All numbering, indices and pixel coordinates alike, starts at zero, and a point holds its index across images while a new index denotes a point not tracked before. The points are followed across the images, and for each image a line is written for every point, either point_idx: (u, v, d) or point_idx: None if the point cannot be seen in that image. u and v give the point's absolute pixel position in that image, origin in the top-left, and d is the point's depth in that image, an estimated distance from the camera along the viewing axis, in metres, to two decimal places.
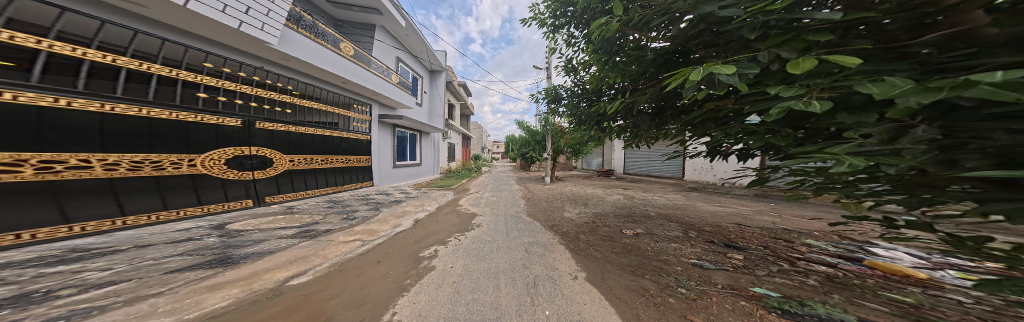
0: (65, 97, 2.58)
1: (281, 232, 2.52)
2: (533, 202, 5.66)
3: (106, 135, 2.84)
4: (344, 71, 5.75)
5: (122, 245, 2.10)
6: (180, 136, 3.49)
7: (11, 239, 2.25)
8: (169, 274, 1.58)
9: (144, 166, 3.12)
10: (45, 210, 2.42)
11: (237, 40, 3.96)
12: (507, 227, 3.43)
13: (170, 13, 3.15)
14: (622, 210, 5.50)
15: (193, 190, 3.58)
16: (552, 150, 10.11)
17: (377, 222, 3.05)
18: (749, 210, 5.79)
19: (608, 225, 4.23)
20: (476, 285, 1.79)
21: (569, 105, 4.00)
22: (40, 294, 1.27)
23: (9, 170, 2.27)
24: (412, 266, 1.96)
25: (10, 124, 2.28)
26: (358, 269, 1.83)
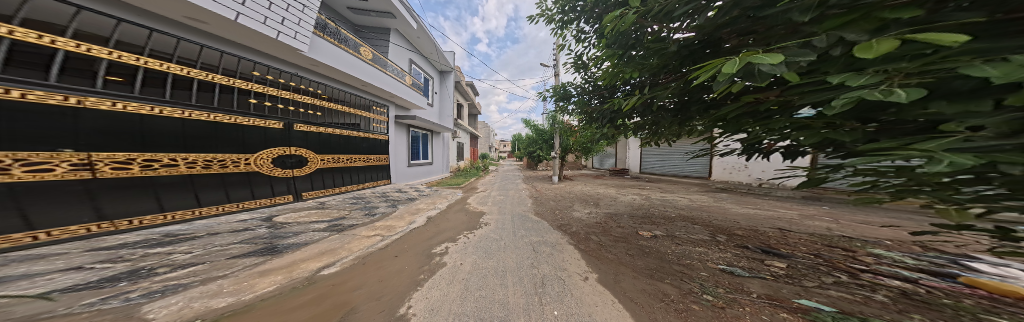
0: (158, 106, 3.26)
1: (314, 225, 2.88)
2: (541, 202, 5.60)
3: (187, 139, 3.51)
4: (364, 74, 6.17)
5: (201, 232, 2.60)
6: (239, 138, 4.12)
7: (127, 223, 2.92)
8: (231, 259, 1.92)
9: (214, 164, 3.78)
10: (148, 201, 3.09)
11: (276, 49, 4.45)
12: (514, 226, 3.47)
13: (223, 25, 3.65)
14: (638, 211, 5.20)
15: (248, 185, 4.23)
16: (561, 149, 9.87)
17: (394, 218, 3.31)
18: (795, 214, 5.07)
19: (622, 225, 4.06)
20: (484, 282, 1.87)
21: (580, 102, 3.81)
22: (145, 271, 1.65)
23: (125, 166, 2.95)
24: (425, 261, 2.11)
25: (123, 130, 2.96)
26: (378, 262, 2.04)
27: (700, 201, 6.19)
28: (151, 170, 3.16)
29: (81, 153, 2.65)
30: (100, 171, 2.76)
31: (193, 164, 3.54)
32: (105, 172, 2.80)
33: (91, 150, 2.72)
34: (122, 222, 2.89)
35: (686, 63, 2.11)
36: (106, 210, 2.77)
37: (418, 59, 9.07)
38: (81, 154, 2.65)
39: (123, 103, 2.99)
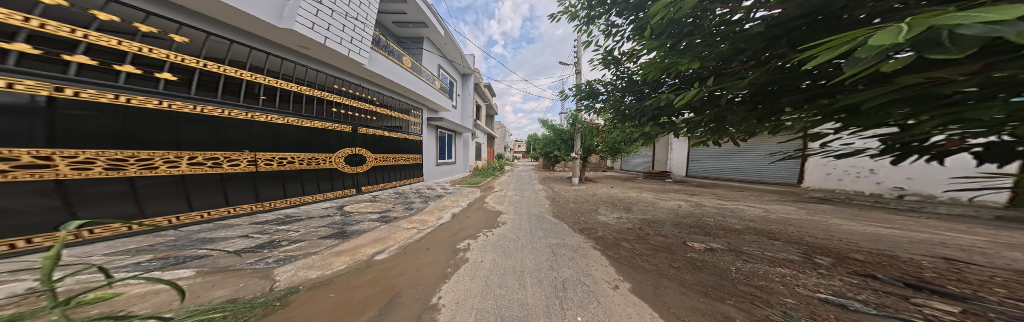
0: (284, 118, 4.46)
1: (370, 216, 3.64)
2: (560, 203, 5.38)
3: (297, 141, 4.65)
4: (407, 81, 7.08)
5: (306, 215, 3.65)
6: (326, 140, 5.19)
7: (268, 205, 4.26)
8: (320, 239, 2.66)
9: (312, 162, 4.93)
10: (277, 189, 4.37)
11: (348, 65, 5.50)
12: (532, 226, 3.48)
13: (318, 50, 4.75)
14: (686, 219, 4.38)
15: (331, 179, 5.34)
16: (581, 149, 9.24)
17: (425, 213, 3.82)
18: (979, 240, 3.28)
19: (664, 234, 3.52)
20: (504, 280, 1.94)
21: (611, 100, 3.38)
22: (275, 243, 2.48)
23: (268, 163, 4.24)
24: (450, 256, 2.38)
25: (268, 136, 4.23)
26: (414, 254, 2.42)
27: (779, 213, 4.72)
28: (279, 164, 4.38)
29: (244, 153, 3.93)
30: (253, 164, 4.05)
31: (300, 162, 4.72)
32: (255, 164, 4.07)
33: (249, 151, 3.99)
34: (266, 203, 4.22)
35: (778, 45, 1.63)
36: (258, 193, 4.12)
37: (445, 63, 9.70)
38: (244, 154, 3.93)
39: (263, 115, 4.17)
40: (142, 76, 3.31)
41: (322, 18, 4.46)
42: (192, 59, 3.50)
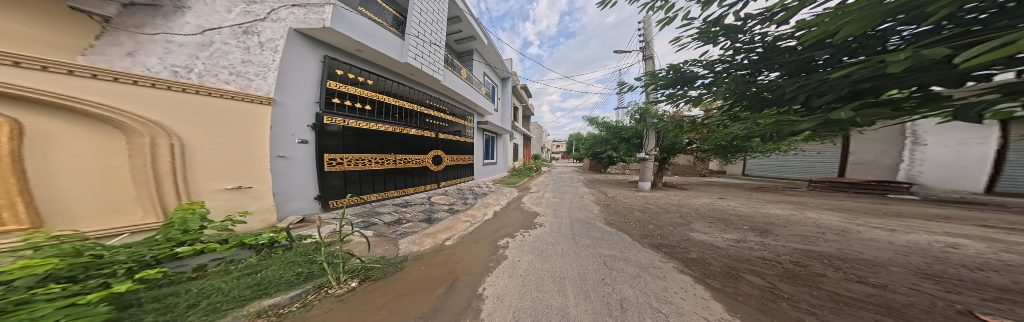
0: (415, 130, 6.08)
1: (442, 206, 4.72)
2: (614, 209, 4.46)
3: (417, 145, 6.20)
4: (469, 94, 8.07)
5: (412, 202, 5.21)
6: (431, 143, 6.72)
7: (404, 191, 5.78)
8: (418, 221, 3.74)
9: (422, 160, 6.41)
10: (407, 180, 5.86)
11: (437, 85, 6.59)
12: (574, 232, 3.11)
13: (419, 76, 5.79)
14: (948, 267, 2.13)
15: (424, 177, 6.49)
16: (653, 147, 7.49)
17: (474, 208, 4.41)
18: None
19: (847, 276, 1.96)
20: (542, 284, 1.89)
21: (728, 84, 2.28)
22: (396, 220, 3.79)
23: (405, 160, 5.77)
24: (492, 252, 2.62)
25: (406, 142, 5.79)
26: (467, 244, 2.87)
27: None
28: (406, 162, 5.77)
29: (392, 155, 5.37)
30: (396, 163, 5.50)
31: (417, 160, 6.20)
32: (394, 163, 5.44)
33: (395, 154, 5.46)
34: (403, 190, 5.76)
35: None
36: (399, 183, 5.62)
37: (489, 71, 10.36)
38: (391, 156, 5.34)
39: (399, 127, 5.64)
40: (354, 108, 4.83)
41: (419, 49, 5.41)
42: (377, 96, 5.12)
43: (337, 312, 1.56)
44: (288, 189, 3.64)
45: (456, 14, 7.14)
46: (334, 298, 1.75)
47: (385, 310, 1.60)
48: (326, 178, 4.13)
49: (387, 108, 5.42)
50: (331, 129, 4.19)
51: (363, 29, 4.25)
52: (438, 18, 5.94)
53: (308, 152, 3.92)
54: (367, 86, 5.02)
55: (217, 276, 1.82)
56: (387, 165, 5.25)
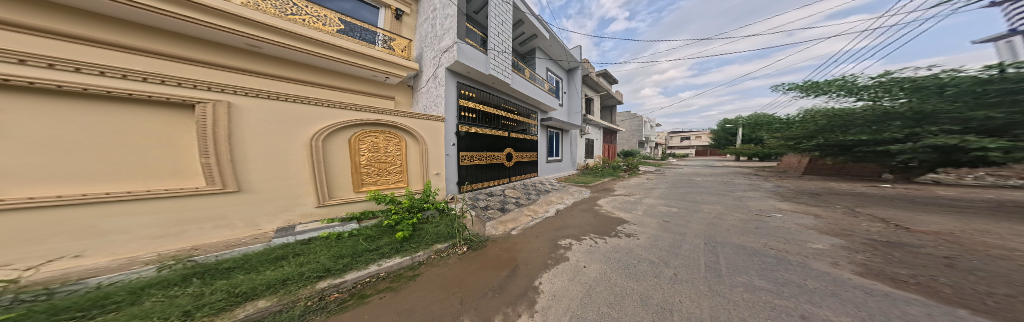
0: (507, 131, 5.59)
1: (526, 193, 4.91)
2: (882, 256, 1.71)
3: (507, 141, 5.53)
4: (543, 98, 6.80)
5: (496, 192, 4.75)
6: (520, 140, 6.08)
7: (497, 182, 5.31)
8: (502, 201, 4.16)
9: (509, 154, 5.60)
10: (497, 172, 5.30)
11: (522, 91, 5.82)
12: (701, 259, 1.74)
13: (504, 87, 5.30)
14: None
15: (506, 172, 5.58)
16: None
17: (536, 204, 4.11)
18: None
19: None
20: (615, 298, 1.28)
21: None
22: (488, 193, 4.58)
23: (496, 154, 5.24)
24: (551, 250, 2.22)
25: (500, 140, 5.33)
26: (532, 237, 2.63)
27: None
28: (492, 158, 5.15)
29: (482, 151, 4.90)
30: (485, 160, 4.97)
31: (506, 156, 5.51)
32: (483, 159, 4.90)
33: (486, 150, 5.00)
34: (496, 181, 5.28)
35: None
36: (491, 176, 5.16)
37: (553, 67, 8.25)
38: (485, 153, 4.98)
39: (489, 130, 5.14)
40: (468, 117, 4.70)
41: (497, 53, 4.63)
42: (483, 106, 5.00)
43: (451, 268, 1.98)
44: (446, 176, 4.13)
45: (521, 16, 6.02)
46: (456, 256, 2.19)
47: (472, 276, 1.84)
48: (456, 169, 4.33)
49: (485, 115, 5.09)
50: (456, 134, 4.39)
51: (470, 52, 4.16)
52: (505, 14, 4.87)
53: (454, 150, 4.31)
54: (473, 99, 4.83)
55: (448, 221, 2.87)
56: (481, 162, 4.83)
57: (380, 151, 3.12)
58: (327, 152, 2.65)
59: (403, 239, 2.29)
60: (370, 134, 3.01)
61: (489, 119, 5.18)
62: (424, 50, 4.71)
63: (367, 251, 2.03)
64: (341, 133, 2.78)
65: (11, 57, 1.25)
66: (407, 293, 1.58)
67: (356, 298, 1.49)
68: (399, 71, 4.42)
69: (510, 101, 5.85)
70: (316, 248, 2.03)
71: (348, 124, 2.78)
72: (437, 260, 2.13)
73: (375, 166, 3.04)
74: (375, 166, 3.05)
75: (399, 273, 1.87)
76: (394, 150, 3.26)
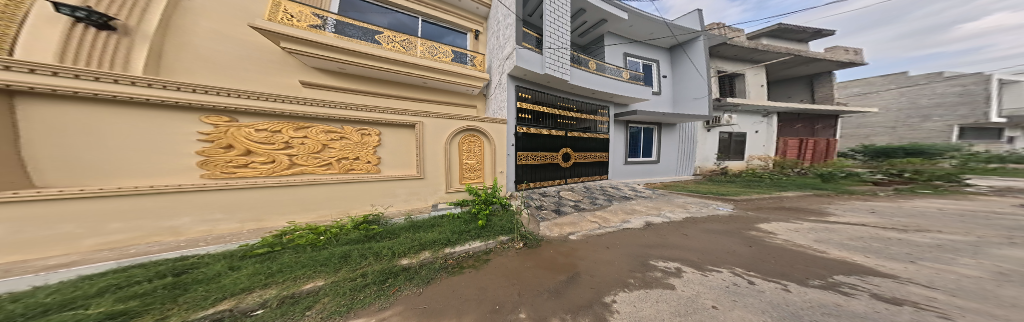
0: (564, 130, 5.24)
1: (601, 199, 3.88)
2: None
3: (564, 141, 5.16)
4: (618, 89, 5.75)
5: (549, 193, 4.37)
6: (581, 140, 5.51)
7: (551, 182, 5.06)
8: (566, 206, 3.48)
9: (564, 155, 5.20)
10: (550, 172, 5.04)
11: (586, 83, 5.10)
12: None
13: (562, 84, 4.82)
14: None
15: (559, 173, 5.18)
16: None
17: (607, 212, 3.08)
18: None
19: None
20: None
21: None
22: (545, 193, 4.37)
23: (551, 155, 5.00)
24: (632, 266, 1.65)
25: (556, 141, 5.05)
26: (595, 245, 2.06)
27: None
28: (547, 159, 4.91)
29: (537, 151, 4.76)
30: (540, 160, 4.80)
31: (561, 156, 5.15)
32: (536, 159, 4.75)
33: (540, 151, 4.82)
34: (549, 181, 5.04)
35: None
36: (545, 176, 4.95)
37: (631, 50, 7.12)
38: (541, 153, 4.83)
39: (544, 130, 4.86)
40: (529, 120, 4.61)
41: (553, 49, 4.26)
42: (541, 107, 4.84)
43: (510, 260, 2.00)
44: (507, 175, 4.30)
45: (583, 4, 5.43)
46: (515, 250, 2.18)
47: (527, 273, 1.76)
48: (515, 168, 4.44)
49: (544, 116, 4.90)
50: (516, 134, 4.39)
51: (525, 53, 3.96)
52: (562, 6, 4.41)
53: (514, 150, 4.38)
54: (529, 101, 4.67)
55: (512, 214, 3.03)
56: (535, 161, 4.71)
57: (475, 153, 3.81)
58: (450, 151, 3.56)
59: (481, 227, 2.61)
60: (473, 138, 3.79)
61: (545, 120, 4.91)
62: (490, 61, 4.95)
63: (457, 234, 2.44)
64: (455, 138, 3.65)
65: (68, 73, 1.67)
66: (481, 274, 1.81)
67: (451, 270, 1.87)
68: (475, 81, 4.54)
69: (568, 99, 5.38)
70: (442, 222, 2.82)
71: (456, 134, 3.61)
72: (501, 250, 2.23)
73: (471, 163, 3.76)
74: (467, 163, 3.73)
75: (479, 255, 2.14)
76: (479, 150, 3.86)
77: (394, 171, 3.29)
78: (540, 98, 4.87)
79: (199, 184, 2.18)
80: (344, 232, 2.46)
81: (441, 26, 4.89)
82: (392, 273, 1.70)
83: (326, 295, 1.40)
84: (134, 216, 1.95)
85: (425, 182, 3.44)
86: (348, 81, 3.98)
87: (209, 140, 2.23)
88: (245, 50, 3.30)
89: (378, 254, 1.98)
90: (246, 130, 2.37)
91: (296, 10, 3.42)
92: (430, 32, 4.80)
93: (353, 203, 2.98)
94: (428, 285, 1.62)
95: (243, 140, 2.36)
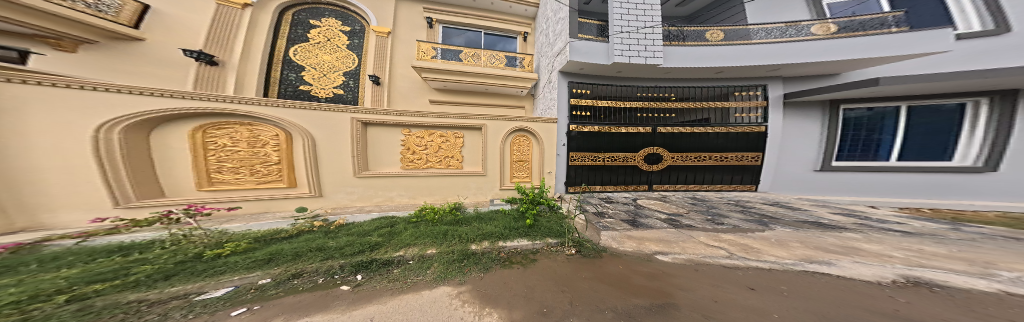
0: (641, 127, 4.45)
1: (730, 221, 2.48)
2: None
3: (641, 140, 4.46)
4: (768, 57, 4.00)
5: (615, 199, 3.96)
6: (664, 137, 4.55)
7: (613, 186, 4.58)
8: (650, 223, 2.47)
9: (636, 156, 4.52)
10: (616, 175, 4.53)
11: (687, 64, 4.13)
12: None
13: (639, 71, 4.18)
14: None
15: (636, 176, 4.60)
16: None
17: (753, 239, 1.81)
18: None
19: None
20: None
21: None
22: (606, 200, 3.87)
23: (618, 156, 4.47)
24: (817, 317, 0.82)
25: (626, 143, 4.44)
26: (709, 277, 1.25)
27: None
28: (614, 161, 4.43)
29: (600, 152, 4.36)
30: (604, 161, 4.40)
31: (631, 158, 4.50)
32: (606, 160, 4.43)
33: (605, 151, 4.37)
34: (611, 186, 4.57)
35: None
36: (608, 179, 4.52)
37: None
38: (606, 154, 4.40)
39: (612, 127, 4.34)
40: (588, 117, 4.33)
41: (627, 33, 3.72)
42: (608, 103, 4.41)
43: (562, 266, 1.68)
44: (557, 175, 4.20)
45: None
46: (563, 256, 1.84)
47: (583, 284, 1.37)
48: (566, 169, 4.28)
49: (613, 113, 4.46)
50: (569, 134, 4.16)
51: (589, 46, 3.77)
52: None
53: (564, 150, 4.19)
54: (587, 96, 4.38)
55: (562, 218, 2.62)
56: (596, 163, 4.36)
57: (526, 153, 3.82)
58: (503, 149, 3.64)
59: (529, 226, 2.42)
60: (525, 139, 3.79)
61: (609, 116, 4.43)
62: (539, 60, 5.10)
63: (507, 229, 2.40)
64: (507, 138, 3.66)
65: (110, 88, 2.05)
66: (529, 273, 1.61)
67: (501, 263, 1.82)
68: (524, 82, 4.76)
69: (647, 88, 4.67)
70: (495, 216, 2.92)
71: (508, 135, 3.64)
72: (549, 253, 1.95)
73: (521, 162, 3.81)
74: (518, 163, 3.79)
75: (525, 253, 1.98)
76: (528, 151, 3.82)
77: (473, 168, 3.62)
78: (606, 93, 4.54)
79: (399, 172, 3.27)
80: (441, 215, 2.89)
81: (496, 34, 5.50)
82: (462, 256, 1.88)
83: (431, 263, 1.81)
84: (268, 191, 2.85)
85: (486, 178, 3.65)
86: (450, 94, 4.90)
87: (402, 144, 3.24)
88: (414, 82, 4.68)
89: (438, 237, 2.29)
90: (417, 137, 3.27)
91: (422, 46, 4.47)
92: (488, 41, 5.48)
93: (447, 193, 3.51)
94: (485, 273, 1.65)
95: (416, 145, 3.29)
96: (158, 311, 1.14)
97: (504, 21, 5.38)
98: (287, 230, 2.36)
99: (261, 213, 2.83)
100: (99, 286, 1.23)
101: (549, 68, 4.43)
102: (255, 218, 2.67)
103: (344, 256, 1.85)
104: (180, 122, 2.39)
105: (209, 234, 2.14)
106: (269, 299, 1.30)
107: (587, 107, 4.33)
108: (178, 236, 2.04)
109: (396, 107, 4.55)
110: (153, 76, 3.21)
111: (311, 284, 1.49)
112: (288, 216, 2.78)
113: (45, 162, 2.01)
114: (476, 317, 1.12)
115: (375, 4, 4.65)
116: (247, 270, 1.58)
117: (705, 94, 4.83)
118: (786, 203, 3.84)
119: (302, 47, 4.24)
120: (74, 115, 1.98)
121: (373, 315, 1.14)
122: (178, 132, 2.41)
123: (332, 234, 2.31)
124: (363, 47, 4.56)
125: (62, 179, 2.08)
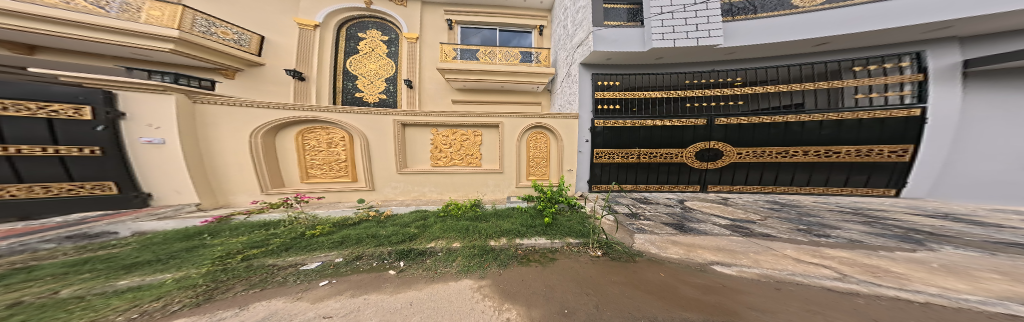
0: (691, 119, 3.70)
1: (835, 235, 1.82)
2: None
3: (690, 134, 3.73)
4: (911, 12, 2.76)
5: (653, 200, 3.41)
6: (724, 130, 3.68)
7: (651, 186, 3.98)
8: (704, 230, 2.00)
9: (683, 153, 3.80)
10: (654, 173, 3.94)
11: (762, 38, 3.23)
12: None
13: (685, 55, 3.55)
14: None
15: (685, 175, 3.89)
16: None
17: (894, 267, 1.23)
18: None
19: None
20: None
21: None
22: (643, 201, 3.37)
23: (659, 152, 3.83)
24: None
25: (670, 138, 3.77)
26: (799, 299, 0.92)
27: None
28: (652, 158, 3.85)
29: (634, 148, 3.84)
30: (638, 158, 3.86)
31: (676, 155, 3.81)
32: (643, 157, 3.86)
33: (641, 147, 3.83)
34: (647, 186, 3.99)
35: None
36: (644, 177, 3.96)
37: None
38: (642, 150, 3.84)
39: (649, 121, 3.76)
40: (618, 111, 3.88)
41: (668, 13, 3.24)
42: (645, 93, 3.87)
43: (589, 266, 1.50)
44: (579, 173, 3.92)
45: None
46: (591, 258, 1.63)
47: (611, 289, 1.16)
48: (591, 167, 3.94)
49: (651, 104, 3.88)
50: (593, 129, 3.83)
51: (619, 35, 3.45)
52: None
53: (588, 146, 3.85)
54: (616, 88, 3.95)
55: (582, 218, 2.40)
56: (628, 160, 3.87)
57: (543, 150, 3.70)
58: (519, 145, 3.61)
59: (547, 224, 2.28)
60: (543, 136, 3.67)
61: (646, 109, 3.88)
62: (559, 53, 4.90)
63: (524, 227, 2.31)
64: (524, 134, 3.62)
65: (243, 104, 2.95)
66: (548, 273, 1.47)
67: (518, 260, 1.73)
68: (540, 78, 4.77)
69: (698, 74, 3.90)
70: (512, 213, 2.87)
71: (525, 131, 3.59)
72: (569, 253, 1.77)
73: (539, 159, 3.72)
74: (535, 160, 3.71)
75: (543, 252, 1.85)
76: (545, 148, 3.70)
77: (490, 165, 3.73)
78: (641, 84, 4.02)
79: (429, 168, 3.63)
80: (464, 210, 3.04)
81: (510, 31, 5.73)
82: (482, 251, 1.86)
83: (456, 256, 1.86)
84: (338, 182, 3.59)
85: (503, 175, 3.69)
86: (469, 94, 5.26)
87: (431, 143, 3.60)
88: (439, 85, 5.27)
89: (463, 229, 2.39)
90: (443, 136, 3.58)
91: (444, 48, 4.76)
92: (503, 38, 5.73)
93: (468, 190, 3.71)
94: (505, 269, 1.59)
95: (442, 144, 3.61)
96: (281, 275, 1.55)
97: (517, 16, 5.55)
98: (350, 218, 2.87)
99: (336, 202, 3.56)
100: (252, 252, 1.80)
101: (569, 62, 4.19)
102: (331, 206, 3.40)
103: (391, 243, 2.09)
104: (288, 129, 3.28)
105: (303, 217, 2.84)
106: (342, 275, 1.59)
107: (618, 99, 3.88)
108: (292, 218, 2.78)
109: (425, 107, 5.21)
110: (274, 92, 4.62)
111: (369, 266, 1.75)
112: (353, 205, 3.45)
113: (229, 159, 3.06)
114: (496, 312, 1.07)
115: (405, 13, 5.35)
116: (329, 248, 1.99)
117: (795, 74, 3.68)
118: (958, 216, 2.52)
119: (356, 59, 5.23)
120: (230, 127, 2.97)
121: (411, 300, 1.24)
122: (288, 137, 3.32)
123: (380, 223, 2.73)
124: (399, 55, 5.33)
125: (235, 171, 3.13)
